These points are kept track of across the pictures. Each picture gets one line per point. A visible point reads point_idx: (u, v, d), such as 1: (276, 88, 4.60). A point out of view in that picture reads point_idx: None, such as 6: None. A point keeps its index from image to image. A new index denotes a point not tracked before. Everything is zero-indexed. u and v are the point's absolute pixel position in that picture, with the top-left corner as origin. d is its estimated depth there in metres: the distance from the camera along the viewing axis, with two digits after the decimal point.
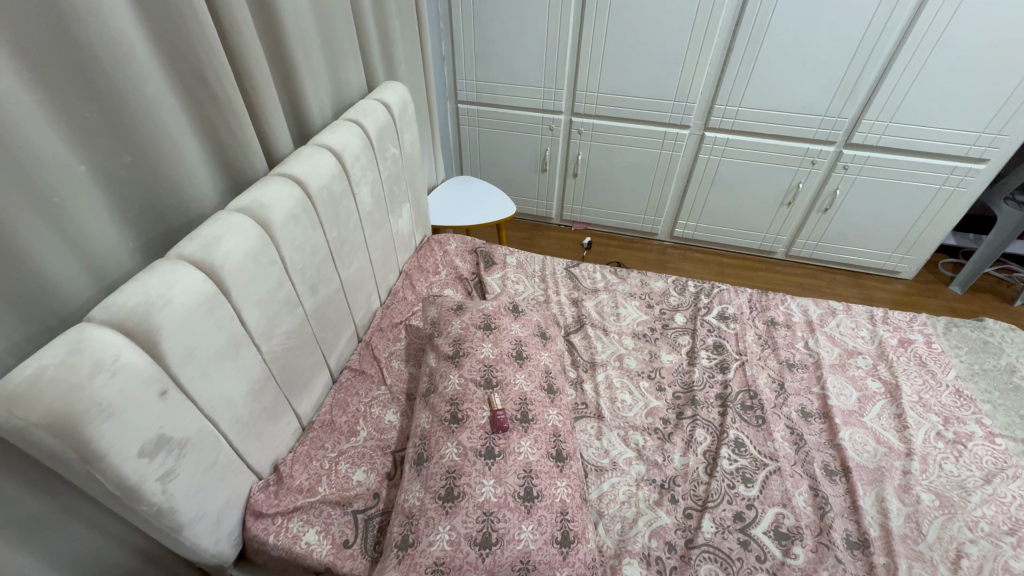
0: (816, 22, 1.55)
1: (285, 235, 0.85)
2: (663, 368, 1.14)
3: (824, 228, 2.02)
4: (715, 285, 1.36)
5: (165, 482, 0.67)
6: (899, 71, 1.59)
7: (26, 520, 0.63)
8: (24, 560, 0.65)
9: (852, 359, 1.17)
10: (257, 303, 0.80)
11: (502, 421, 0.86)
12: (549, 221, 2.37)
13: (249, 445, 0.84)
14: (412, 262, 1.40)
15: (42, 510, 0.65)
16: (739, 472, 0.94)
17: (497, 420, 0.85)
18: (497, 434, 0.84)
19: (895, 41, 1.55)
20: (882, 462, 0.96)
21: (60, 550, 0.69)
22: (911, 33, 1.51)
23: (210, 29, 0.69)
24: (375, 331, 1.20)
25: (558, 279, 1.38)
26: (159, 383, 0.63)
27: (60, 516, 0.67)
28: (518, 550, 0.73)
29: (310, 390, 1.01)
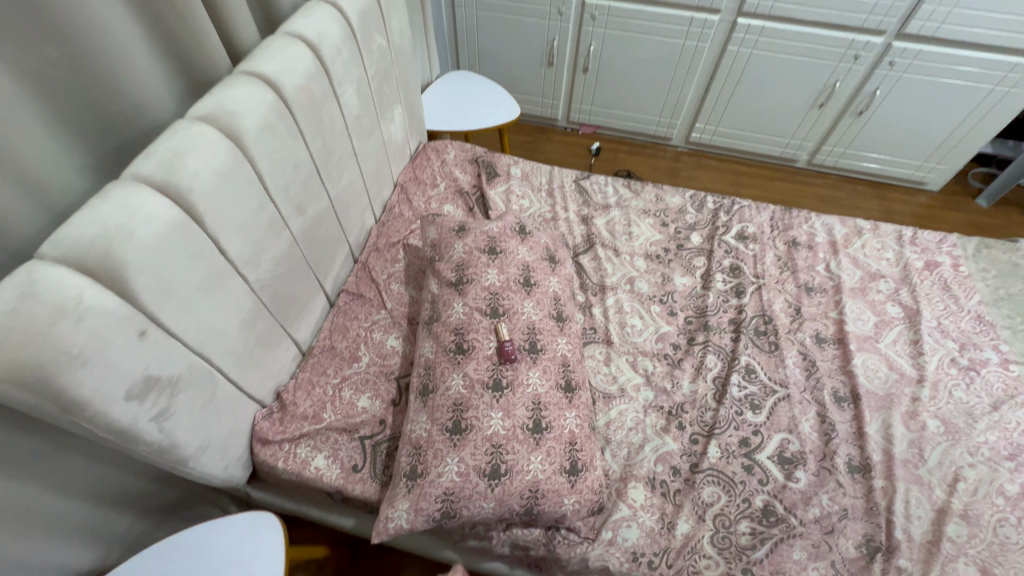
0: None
1: (261, 149, 0.73)
2: (676, 292, 1.08)
3: (855, 133, 1.85)
4: (736, 201, 1.26)
5: (161, 421, 0.64)
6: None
7: (23, 460, 0.61)
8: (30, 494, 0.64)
9: (874, 283, 1.11)
10: (238, 229, 0.71)
11: (511, 352, 0.82)
12: (555, 123, 2.18)
13: (248, 375, 0.81)
14: (407, 174, 1.27)
15: (38, 448, 0.63)
16: (748, 399, 0.93)
17: (505, 351, 0.81)
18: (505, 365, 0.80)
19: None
20: (892, 389, 0.95)
21: (67, 482, 0.68)
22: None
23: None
24: (372, 251, 1.12)
25: (567, 193, 1.27)
26: (137, 322, 0.57)
27: (60, 452, 0.66)
28: (526, 480, 0.73)
29: (307, 315, 0.96)
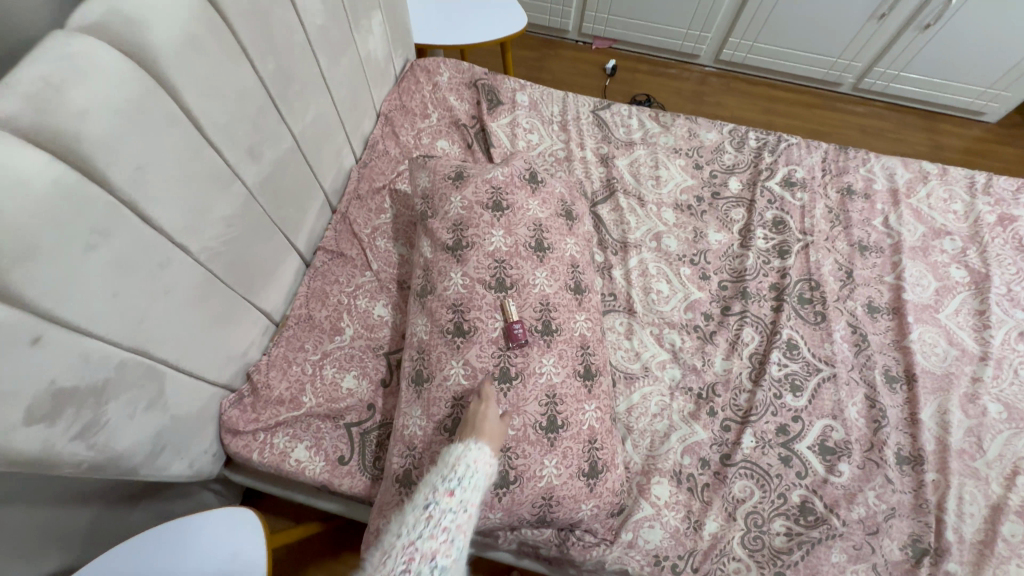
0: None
1: (185, 73, 0.54)
2: (709, 252, 0.93)
3: (915, 52, 1.59)
4: (782, 138, 1.06)
5: (90, 436, 0.51)
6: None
7: None
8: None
9: (937, 241, 0.96)
10: (166, 187, 0.54)
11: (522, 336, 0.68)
12: (564, 35, 1.88)
13: (206, 360, 0.67)
14: (392, 100, 1.06)
15: None
16: (788, 379, 0.81)
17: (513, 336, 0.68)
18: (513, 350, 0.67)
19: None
20: (951, 368, 0.84)
21: (7, 499, 0.55)
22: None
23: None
24: (352, 199, 0.94)
25: (583, 127, 1.07)
26: (27, 326, 0.42)
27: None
28: (539, 487, 0.63)
29: (276, 281, 0.81)
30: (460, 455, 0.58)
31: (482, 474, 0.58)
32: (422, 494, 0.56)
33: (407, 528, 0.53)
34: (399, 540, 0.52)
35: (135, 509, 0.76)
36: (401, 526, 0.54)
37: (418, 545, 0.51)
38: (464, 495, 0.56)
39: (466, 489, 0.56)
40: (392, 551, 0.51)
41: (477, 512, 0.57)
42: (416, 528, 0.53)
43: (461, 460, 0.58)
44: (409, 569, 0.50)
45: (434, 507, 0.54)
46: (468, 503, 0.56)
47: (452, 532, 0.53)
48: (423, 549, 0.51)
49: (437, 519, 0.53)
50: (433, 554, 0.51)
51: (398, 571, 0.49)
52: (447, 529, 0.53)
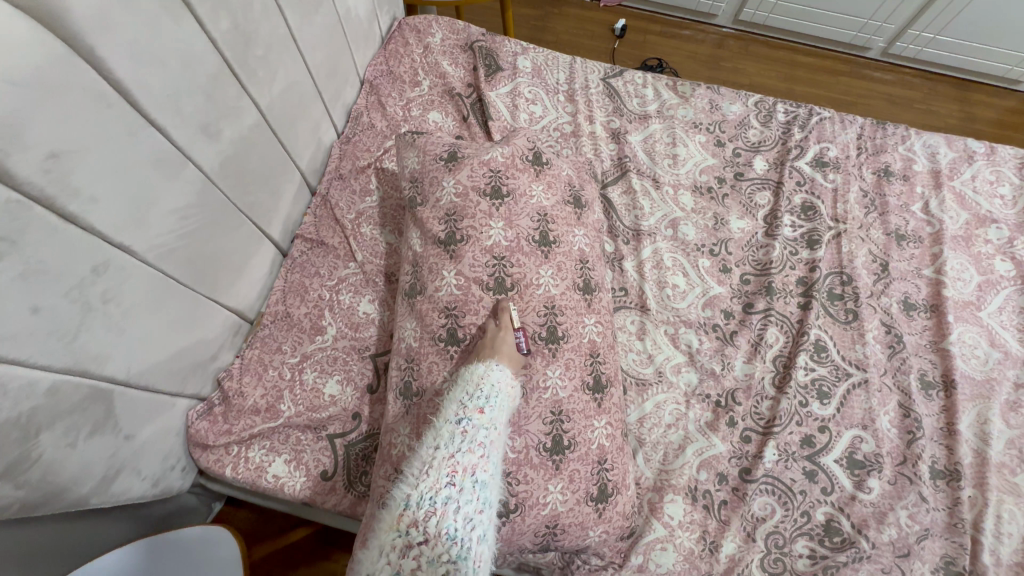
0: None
1: (110, 34, 0.43)
2: (731, 241, 0.84)
3: (955, 13, 1.45)
4: (814, 112, 0.95)
5: (19, 473, 0.44)
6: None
7: None
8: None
9: (982, 230, 0.87)
10: (94, 176, 0.45)
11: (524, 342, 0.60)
12: None
13: (165, 371, 0.60)
14: (378, 65, 0.94)
15: None
16: (814, 386, 0.74)
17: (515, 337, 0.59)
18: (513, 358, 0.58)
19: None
20: (993, 373, 0.76)
21: None
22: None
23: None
24: (334, 179, 0.84)
25: (592, 97, 0.96)
26: None
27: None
28: (543, 515, 0.56)
29: (248, 274, 0.72)
30: (484, 374, 0.54)
31: (507, 394, 0.54)
32: (450, 410, 0.52)
33: (443, 441, 0.49)
34: (436, 453, 0.48)
35: None
36: (436, 439, 0.49)
37: (458, 456, 0.48)
38: (493, 414, 0.52)
39: (495, 407, 0.52)
40: (431, 463, 0.47)
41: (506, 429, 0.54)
42: (453, 439, 0.49)
43: (486, 380, 0.53)
44: (453, 483, 0.46)
45: (468, 423, 0.50)
46: (498, 421, 0.51)
47: (490, 446, 0.50)
48: (464, 460, 0.47)
49: (471, 435, 0.49)
50: (475, 466, 0.47)
51: (443, 484, 0.45)
52: (486, 441, 0.49)
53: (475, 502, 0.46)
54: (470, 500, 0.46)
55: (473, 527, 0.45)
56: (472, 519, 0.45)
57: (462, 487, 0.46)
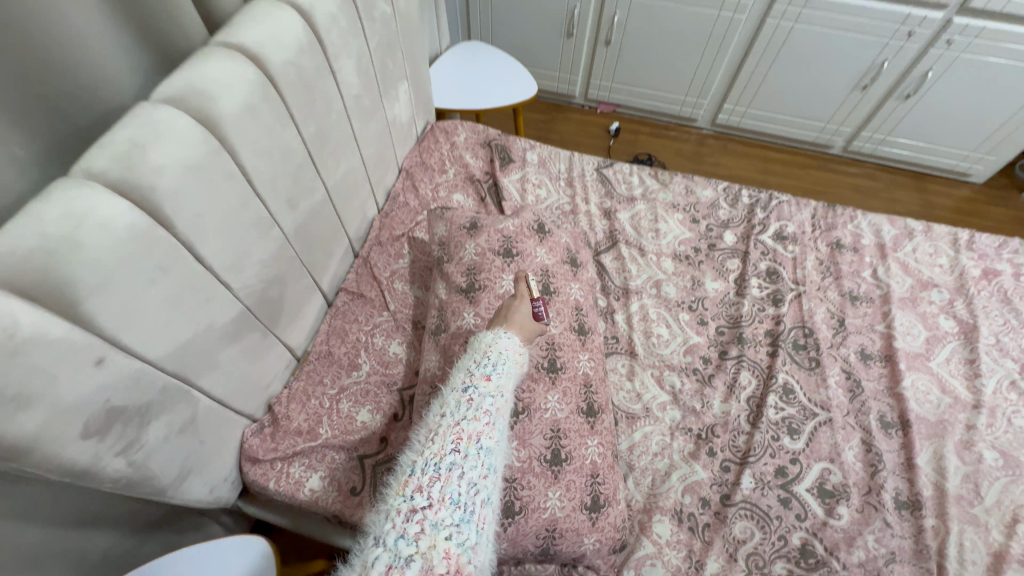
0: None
1: (243, 137, 0.63)
2: (707, 299, 0.99)
3: (898, 119, 1.71)
4: (774, 196, 1.14)
5: (130, 453, 0.56)
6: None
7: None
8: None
9: (925, 292, 1.01)
10: (218, 231, 0.62)
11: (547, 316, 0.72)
12: (571, 100, 2.05)
13: (234, 390, 0.72)
14: (414, 158, 1.16)
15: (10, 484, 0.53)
16: (785, 423, 0.84)
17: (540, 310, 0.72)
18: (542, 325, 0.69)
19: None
20: (945, 415, 0.86)
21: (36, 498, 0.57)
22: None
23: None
24: (374, 245, 1.02)
25: (588, 183, 1.16)
26: (93, 350, 0.48)
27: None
28: (543, 518, 0.65)
29: (302, 318, 0.87)
30: (492, 343, 0.59)
31: (513, 360, 0.59)
32: (458, 379, 0.56)
33: (451, 409, 0.52)
34: (443, 421, 0.51)
35: (149, 547, 0.78)
36: (444, 407, 0.52)
37: (462, 423, 0.50)
38: (500, 382, 0.55)
39: (501, 375, 0.56)
40: (438, 431, 0.50)
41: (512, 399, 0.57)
42: (458, 410, 0.51)
43: (493, 347, 0.59)
44: (458, 449, 0.49)
45: (474, 390, 0.53)
46: (503, 389, 0.55)
47: (495, 413, 0.53)
48: (469, 427, 0.50)
49: (478, 403, 0.52)
50: (479, 432, 0.50)
51: (449, 451, 0.48)
52: (490, 409, 0.52)
53: (479, 467, 0.48)
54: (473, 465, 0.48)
55: (478, 492, 0.47)
56: (476, 483, 0.48)
57: (466, 454, 0.48)
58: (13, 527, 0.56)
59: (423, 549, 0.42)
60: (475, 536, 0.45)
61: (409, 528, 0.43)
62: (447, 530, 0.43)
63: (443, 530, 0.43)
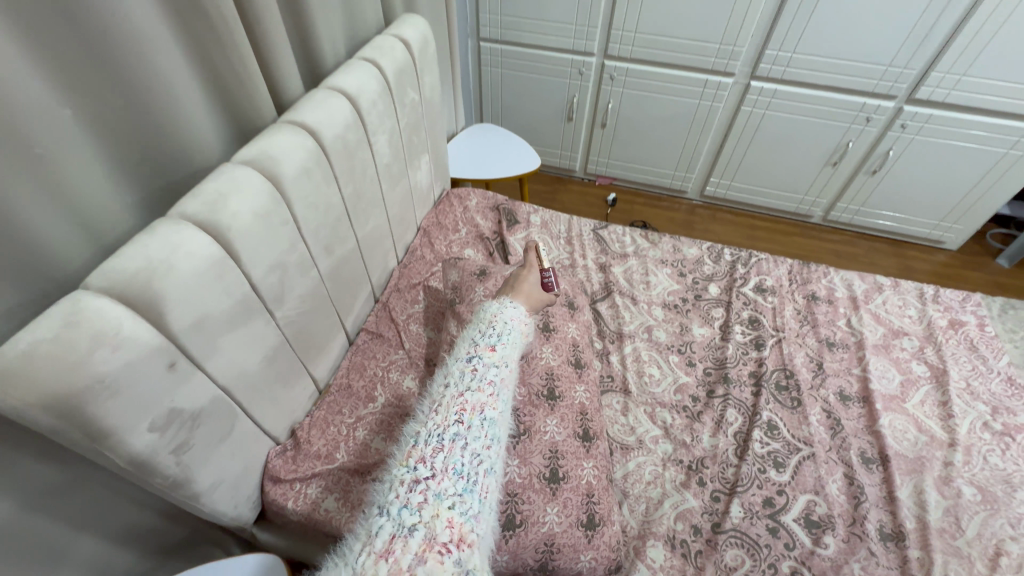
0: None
1: (298, 193, 0.76)
2: (694, 343, 1.08)
3: (869, 192, 1.88)
4: (753, 254, 1.27)
5: (179, 454, 0.63)
6: (992, 5, 1.36)
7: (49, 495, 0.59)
8: (24, 519, 0.57)
9: (897, 340, 1.10)
10: (270, 267, 0.73)
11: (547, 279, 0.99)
12: (572, 174, 2.27)
13: (266, 411, 0.80)
14: (431, 218, 1.31)
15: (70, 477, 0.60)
16: (770, 456, 0.90)
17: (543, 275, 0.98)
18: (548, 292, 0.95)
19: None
20: (923, 452, 0.92)
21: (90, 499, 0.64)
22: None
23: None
24: (393, 292, 1.14)
25: (585, 241, 1.29)
26: (168, 354, 0.58)
27: (57, 470, 0.59)
28: (541, 533, 0.70)
29: (327, 353, 0.97)
30: (497, 315, 0.77)
31: (516, 333, 0.76)
32: (465, 353, 0.71)
33: (458, 383, 0.66)
34: (451, 392, 0.65)
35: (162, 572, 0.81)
36: (453, 380, 0.66)
37: (469, 394, 0.64)
38: (504, 354, 0.71)
39: (503, 349, 0.72)
40: (445, 405, 0.63)
41: (515, 364, 0.73)
42: (464, 380, 0.66)
43: (498, 321, 0.75)
44: (462, 421, 0.61)
45: (479, 362, 0.69)
46: (507, 360, 0.71)
47: (496, 385, 0.67)
48: (473, 397, 0.64)
49: (482, 375, 0.67)
50: (483, 404, 0.64)
51: (453, 423, 0.60)
52: (493, 379, 0.67)
53: (483, 437, 0.61)
54: (477, 435, 0.61)
55: (480, 461, 0.59)
56: (478, 454, 0.59)
57: (469, 425, 0.61)
58: (64, 526, 0.62)
59: (425, 519, 0.51)
60: (475, 506, 0.55)
61: (411, 500, 0.53)
62: (449, 499, 0.54)
63: (446, 499, 0.54)
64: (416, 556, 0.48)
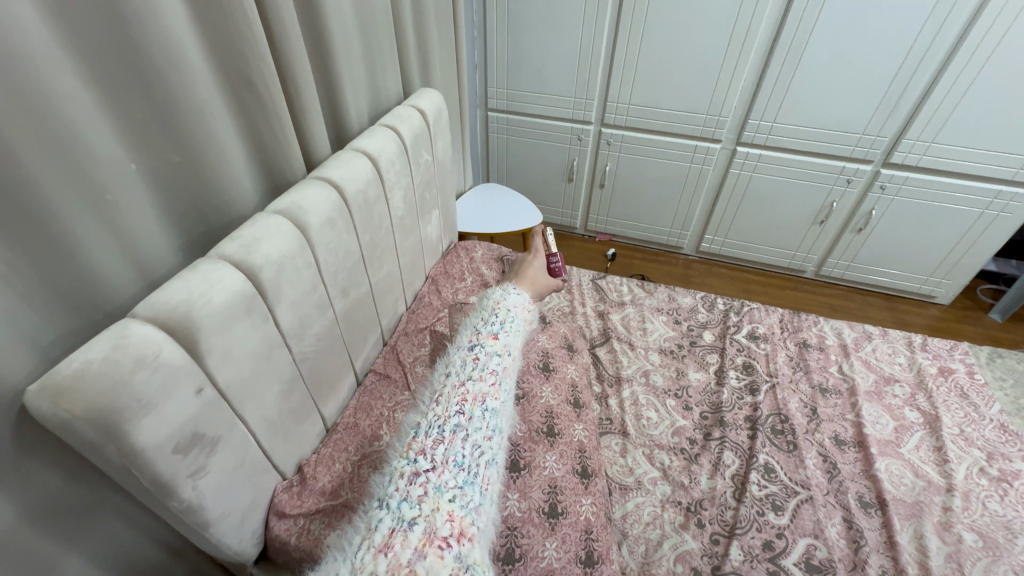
0: (864, 22, 1.48)
1: (321, 239, 0.85)
2: (691, 387, 1.12)
3: (856, 249, 1.97)
4: (745, 303, 1.33)
5: (196, 479, 0.65)
6: (951, 81, 1.51)
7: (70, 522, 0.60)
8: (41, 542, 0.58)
9: (889, 386, 1.13)
10: (292, 304, 0.80)
11: (552, 261, 1.21)
12: (572, 230, 2.39)
13: (277, 445, 0.83)
14: (438, 268, 1.40)
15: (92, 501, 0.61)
16: (768, 499, 0.91)
17: (548, 258, 1.20)
18: (552, 274, 1.20)
19: (948, 50, 1.48)
20: (921, 497, 0.92)
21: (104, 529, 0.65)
22: (966, 41, 1.44)
23: (255, 19, 0.67)
24: (401, 335, 1.20)
25: (584, 290, 1.36)
26: (197, 379, 0.62)
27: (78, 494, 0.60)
28: (541, 567, 0.71)
29: (336, 392, 1.00)
30: (501, 303, 0.99)
31: (520, 319, 0.97)
32: (467, 343, 0.89)
33: (461, 373, 0.82)
34: (453, 380, 0.81)
35: None
36: (458, 371, 0.83)
37: (469, 386, 0.80)
38: (507, 343, 0.90)
39: (505, 338, 0.91)
40: (446, 401, 0.77)
41: (517, 350, 0.91)
42: (468, 368, 0.83)
43: (501, 309, 0.97)
44: (463, 411, 0.76)
45: (481, 350, 0.87)
46: (510, 349, 0.90)
47: (500, 373, 0.85)
48: (474, 388, 0.79)
49: (484, 364, 0.84)
50: (483, 394, 0.79)
51: (452, 416, 0.74)
52: (494, 369, 0.84)
53: (483, 428, 0.75)
54: (477, 426, 0.75)
55: (480, 453, 0.72)
56: (480, 445, 0.73)
57: (470, 416, 0.75)
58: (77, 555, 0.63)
59: (424, 513, 0.63)
60: (476, 499, 0.67)
61: (411, 493, 0.64)
62: (448, 492, 0.65)
63: (446, 493, 0.65)
64: (415, 551, 0.59)
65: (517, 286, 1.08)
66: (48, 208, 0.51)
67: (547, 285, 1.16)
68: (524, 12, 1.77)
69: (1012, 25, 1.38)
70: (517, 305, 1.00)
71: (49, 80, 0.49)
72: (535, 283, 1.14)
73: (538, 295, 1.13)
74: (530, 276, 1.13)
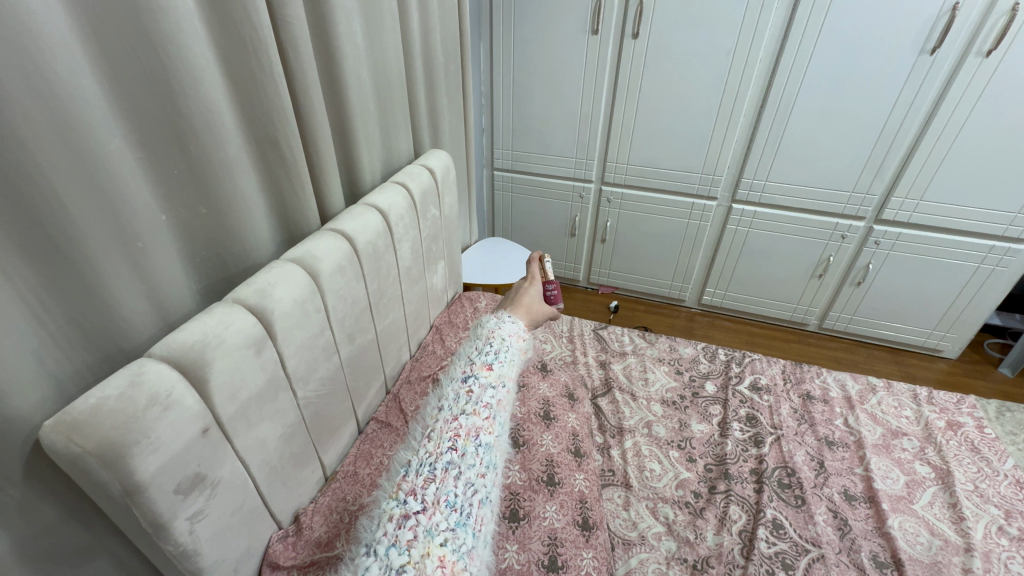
0: (842, 90, 1.60)
1: (332, 288, 0.89)
2: (694, 438, 1.10)
3: (857, 302, 1.99)
4: (746, 354, 1.34)
5: (194, 521, 0.65)
6: (932, 142, 1.59)
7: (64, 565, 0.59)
8: None
9: (897, 440, 1.11)
10: (299, 348, 0.82)
11: (547, 288, 1.23)
12: (577, 283, 2.45)
13: (275, 490, 0.83)
14: (443, 318, 1.45)
15: (86, 545, 0.61)
16: (778, 557, 0.87)
17: (545, 285, 1.23)
18: (548, 301, 1.22)
19: (926, 114, 1.57)
20: (938, 557, 0.88)
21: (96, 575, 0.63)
22: (940, 107, 1.54)
23: (284, 92, 0.76)
24: (403, 383, 1.21)
25: (586, 340, 1.38)
26: (203, 420, 0.64)
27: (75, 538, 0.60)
28: None
29: (337, 438, 1.01)
30: (497, 328, 1.02)
31: (518, 350, 1.00)
32: (462, 376, 0.91)
33: (456, 408, 0.83)
34: (449, 413, 0.83)
35: None
36: (454, 406, 0.84)
37: (462, 420, 0.81)
38: (502, 374, 0.93)
39: (500, 370, 0.93)
40: (439, 437, 0.78)
41: (512, 382, 0.94)
42: (462, 403, 0.84)
43: (499, 339, 0.99)
44: (456, 448, 0.77)
45: (475, 384, 0.88)
46: (505, 381, 0.92)
47: (495, 408, 0.87)
48: (466, 423, 0.80)
49: (478, 399, 0.85)
50: (477, 428, 0.81)
51: (446, 453, 0.75)
52: (488, 402, 0.85)
53: (475, 465, 0.75)
54: (470, 463, 0.75)
55: (474, 492, 0.73)
56: (473, 483, 0.74)
57: (462, 453, 0.76)
58: None
59: (414, 559, 0.62)
60: (467, 545, 0.67)
61: (400, 537, 0.64)
62: (439, 536, 0.65)
63: (437, 539, 0.65)
64: None
65: (513, 313, 1.09)
66: (86, 252, 0.56)
67: (544, 310, 1.17)
68: (528, 82, 1.92)
69: (983, 93, 1.48)
70: (513, 332, 1.02)
71: (100, 140, 0.55)
72: (532, 308, 1.15)
73: (535, 321, 1.14)
74: (526, 302, 1.15)
